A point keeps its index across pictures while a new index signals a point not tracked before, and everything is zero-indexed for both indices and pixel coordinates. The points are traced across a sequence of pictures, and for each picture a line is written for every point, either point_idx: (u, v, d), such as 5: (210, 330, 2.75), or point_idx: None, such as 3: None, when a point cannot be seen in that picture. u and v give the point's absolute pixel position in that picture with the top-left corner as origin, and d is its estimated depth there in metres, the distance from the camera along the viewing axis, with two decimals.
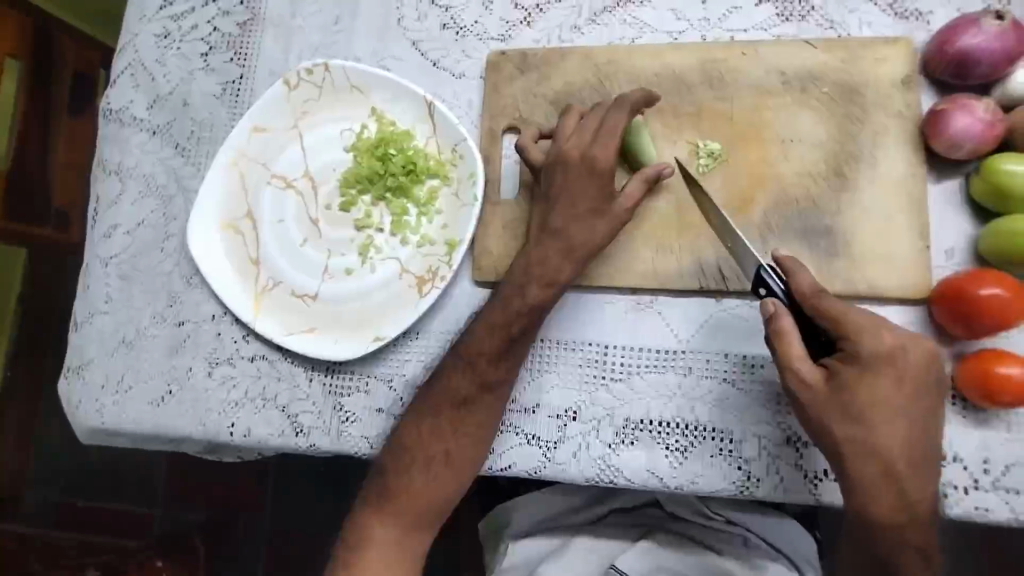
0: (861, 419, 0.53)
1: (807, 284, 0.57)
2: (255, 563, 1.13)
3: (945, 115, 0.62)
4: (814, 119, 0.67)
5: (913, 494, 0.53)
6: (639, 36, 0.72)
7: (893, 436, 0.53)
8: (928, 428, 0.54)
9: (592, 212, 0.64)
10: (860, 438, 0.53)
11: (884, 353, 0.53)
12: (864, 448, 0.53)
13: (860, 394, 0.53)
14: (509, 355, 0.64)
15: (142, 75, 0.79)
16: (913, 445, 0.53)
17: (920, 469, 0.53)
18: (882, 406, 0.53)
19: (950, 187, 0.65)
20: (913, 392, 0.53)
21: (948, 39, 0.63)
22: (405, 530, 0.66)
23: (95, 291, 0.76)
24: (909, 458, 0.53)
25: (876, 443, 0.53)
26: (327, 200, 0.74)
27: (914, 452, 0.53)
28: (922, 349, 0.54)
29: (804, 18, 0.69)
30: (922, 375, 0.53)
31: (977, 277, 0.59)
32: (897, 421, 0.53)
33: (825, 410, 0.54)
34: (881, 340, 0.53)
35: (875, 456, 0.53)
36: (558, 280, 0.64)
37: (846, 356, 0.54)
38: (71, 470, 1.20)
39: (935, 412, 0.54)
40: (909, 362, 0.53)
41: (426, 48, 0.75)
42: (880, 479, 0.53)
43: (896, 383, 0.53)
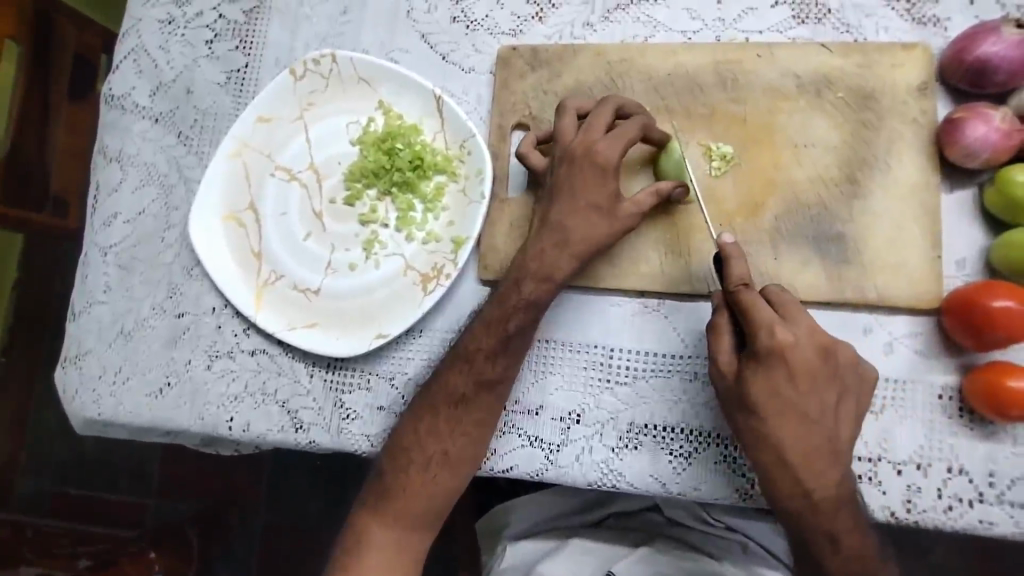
0: (756, 411, 0.56)
1: (738, 275, 0.57)
2: (248, 556, 1.12)
3: (959, 124, 0.61)
4: (828, 124, 0.66)
5: (810, 482, 0.55)
6: (652, 35, 0.71)
7: (786, 429, 0.56)
8: (828, 418, 0.56)
9: (592, 208, 0.63)
10: (758, 428, 0.56)
11: (778, 349, 0.55)
12: (760, 436, 0.56)
13: (757, 387, 0.56)
14: (505, 351, 0.63)
15: (145, 61, 0.78)
16: (806, 435, 0.56)
17: (819, 459, 0.55)
18: (775, 399, 0.55)
19: (964, 197, 0.65)
20: (805, 385, 0.55)
21: (966, 47, 0.62)
22: (404, 533, 0.65)
23: (94, 279, 0.74)
24: (802, 448, 0.55)
25: (770, 433, 0.56)
26: (332, 194, 0.73)
27: (811, 445, 0.55)
28: (816, 343, 0.56)
29: (820, 21, 0.68)
30: (814, 369, 0.55)
31: (989, 289, 0.58)
32: (789, 414, 0.55)
33: (732, 401, 0.58)
34: (775, 336, 0.55)
35: (768, 444, 0.56)
36: (553, 277, 0.63)
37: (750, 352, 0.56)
38: (63, 457, 1.19)
39: (836, 403, 0.56)
40: (801, 356, 0.55)
41: (435, 41, 0.74)
42: (774, 466, 0.56)
43: (787, 377, 0.55)
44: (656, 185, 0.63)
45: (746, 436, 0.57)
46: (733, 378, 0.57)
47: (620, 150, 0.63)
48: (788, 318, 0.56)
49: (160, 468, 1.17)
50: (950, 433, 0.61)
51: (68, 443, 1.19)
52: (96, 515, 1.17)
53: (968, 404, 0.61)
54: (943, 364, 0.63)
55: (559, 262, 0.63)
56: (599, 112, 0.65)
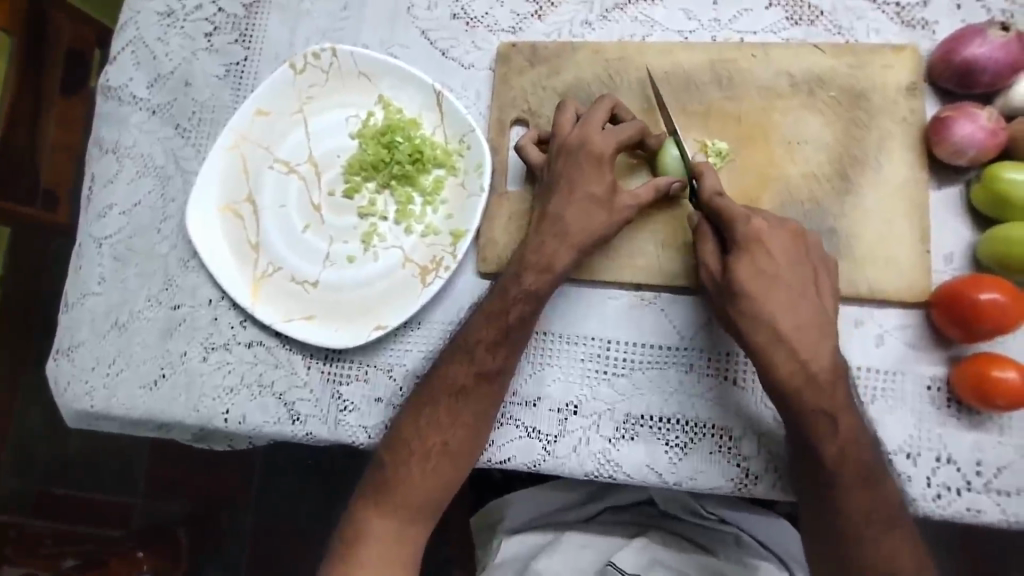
0: (745, 294, 0.59)
1: (711, 184, 0.62)
2: (235, 557, 1.11)
3: (947, 122, 0.63)
4: (821, 122, 0.68)
5: (804, 354, 0.58)
6: (649, 34, 0.72)
7: (775, 303, 0.59)
8: (811, 297, 0.60)
9: (592, 200, 0.64)
10: (749, 311, 0.60)
11: (755, 233, 0.60)
12: (752, 317, 0.59)
13: (744, 270, 0.60)
14: (507, 342, 0.63)
15: (142, 53, 0.78)
16: (794, 311, 0.59)
17: (808, 331, 0.59)
18: (760, 276, 0.59)
19: (952, 194, 0.67)
20: (785, 264, 0.60)
21: (954, 48, 0.64)
22: (404, 524, 0.65)
23: (87, 271, 0.74)
24: (793, 321, 0.59)
25: (764, 310, 0.59)
26: (330, 187, 0.73)
27: (801, 321, 0.59)
28: (786, 228, 0.61)
29: (813, 22, 0.70)
30: (791, 252, 0.61)
31: (974, 281, 0.60)
32: (777, 291, 0.59)
33: (722, 296, 0.61)
34: (752, 224, 0.60)
35: (762, 323, 0.59)
36: (555, 267, 0.64)
37: (731, 245, 0.61)
38: (46, 456, 1.17)
39: (814, 285, 0.61)
40: (775, 238, 0.61)
41: (435, 37, 0.75)
42: (768, 341, 0.59)
43: (767, 256, 0.60)
44: (654, 180, 0.65)
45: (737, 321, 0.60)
46: (720, 271, 0.61)
47: (613, 142, 0.64)
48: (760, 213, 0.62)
49: (145, 467, 1.16)
50: (940, 423, 0.63)
51: (52, 442, 1.17)
52: (80, 514, 1.15)
53: (956, 395, 0.62)
54: (931, 355, 0.64)
55: (558, 253, 0.63)
56: (596, 111, 0.66)
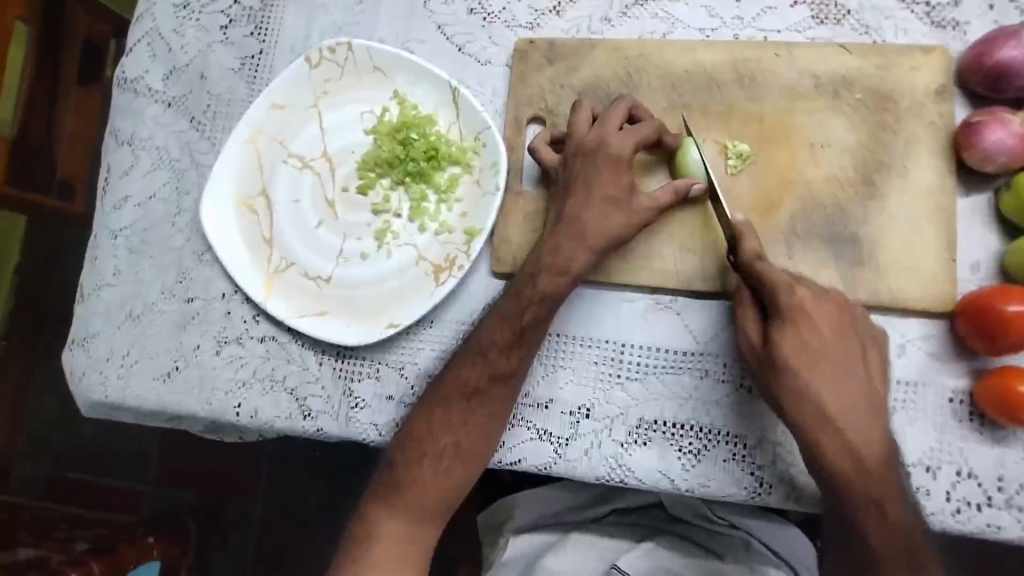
0: (791, 369, 0.58)
1: (752, 246, 0.59)
2: (246, 547, 1.11)
3: (977, 128, 0.61)
4: (846, 125, 0.66)
5: (852, 434, 0.57)
6: (670, 32, 0.71)
7: (822, 379, 0.58)
8: (858, 373, 0.59)
9: (608, 201, 0.62)
10: (793, 385, 0.58)
11: (799, 305, 0.59)
12: (797, 395, 0.58)
13: (789, 344, 0.58)
14: (519, 344, 0.63)
15: (158, 45, 0.77)
16: (839, 388, 0.58)
17: (856, 409, 0.58)
18: (804, 351, 0.58)
19: (979, 201, 0.65)
20: (829, 336, 0.59)
21: (986, 51, 0.62)
22: (414, 523, 0.64)
23: (103, 262, 0.74)
24: (840, 398, 0.58)
25: (809, 387, 0.58)
26: (345, 182, 0.72)
27: (846, 397, 0.58)
28: (831, 299, 0.60)
29: (839, 21, 0.68)
30: (835, 322, 0.60)
31: (1002, 292, 0.58)
32: (820, 366, 0.58)
33: (763, 368, 0.60)
34: (795, 295, 0.59)
35: (807, 398, 0.58)
36: (570, 269, 0.62)
37: (774, 314, 0.60)
38: (62, 442, 1.18)
39: (860, 359, 0.59)
40: (820, 311, 0.60)
41: (452, 33, 0.74)
42: (814, 419, 0.57)
43: (811, 330, 0.59)
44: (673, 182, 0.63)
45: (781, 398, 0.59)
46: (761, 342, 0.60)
47: (631, 142, 0.64)
48: (801, 280, 0.61)
49: (159, 455, 1.17)
50: (961, 436, 0.61)
51: (69, 428, 1.18)
52: (95, 500, 1.16)
53: (979, 408, 0.61)
54: (952, 366, 0.63)
55: (574, 255, 0.62)
56: (617, 109, 0.65)
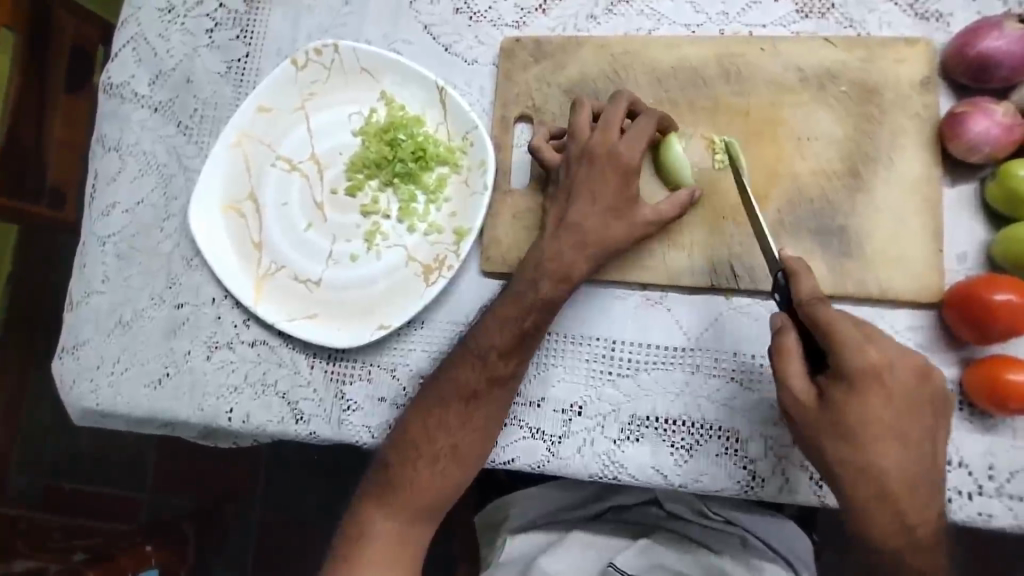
0: (857, 438, 0.54)
1: (807, 290, 0.57)
2: (243, 552, 1.11)
3: (961, 119, 0.61)
4: (832, 118, 0.66)
5: (912, 518, 0.55)
6: (656, 28, 0.71)
7: (890, 457, 0.54)
8: (925, 445, 0.55)
9: (607, 204, 0.63)
10: (855, 459, 0.55)
11: (873, 371, 0.54)
12: (860, 469, 0.55)
13: (854, 414, 0.54)
14: (521, 349, 0.63)
15: (143, 50, 0.77)
16: (907, 460, 0.55)
17: (918, 487, 0.55)
18: (875, 422, 0.54)
19: (965, 191, 0.65)
20: (903, 408, 0.54)
21: (970, 41, 0.62)
22: (408, 523, 0.65)
23: (91, 269, 0.74)
24: (905, 480, 0.55)
25: (873, 463, 0.54)
26: (333, 185, 0.72)
27: (910, 475, 0.55)
28: (909, 363, 0.55)
29: (823, 15, 0.69)
30: (910, 389, 0.55)
31: (989, 282, 0.58)
32: (889, 439, 0.54)
33: (816, 429, 0.56)
34: (868, 357, 0.54)
35: (869, 472, 0.55)
36: (573, 276, 0.63)
37: (838, 375, 0.55)
38: (57, 451, 1.18)
39: (927, 428, 0.56)
40: (895, 377, 0.55)
41: (438, 33, 0.74)
42: (874, 499, 0.55)
43: (885, 400, 0.54)
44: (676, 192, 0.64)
45: (837, 468, 0.55)
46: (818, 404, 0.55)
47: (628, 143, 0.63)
48: (873, 338, 0.56)
49: (154, 462, 1.16)
50: (952, 426, 0.62)
51: (63, 436, 1.18)
52: (90, 508, 1.16)
53: (969, 398, 0.61)
54: (941, 356, 0.63)
55: (576, 261, 0.62)
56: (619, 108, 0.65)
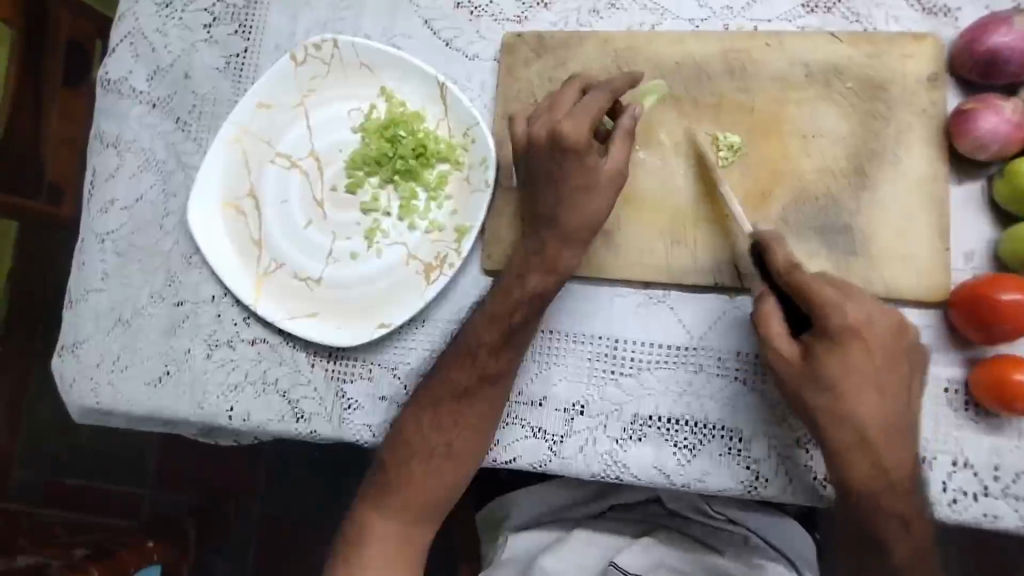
0: (836, 387, 0.55)
1: (783, 260, 0.58)
2: (247, 547, 1.12)
3: (970, 116, 0.60)
4: (837, 114, 0.66)
5: (890, 464, 0.55)
6: (659, 23, 0.70)
7: (869, 406, 0.55)
8: (904, 399, 0.56)
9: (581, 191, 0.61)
10: (835, 410, 0.55)
11: (853, 325, 0.55)
12: (839, 417, 0.55)
13: (834, 365, 0.55)
14: (508, 346, 0.62)
15: (141, 45, 0.76)
16: (887, 411, 0.55)
17: (897, 438, 0.55)
18: (854, 375, 0.55)
19: (972, 189, 0.64)
20: (882, 362, 0.55)
21: (978, 37, 0.61)
22: (408, 523, 0.64)
23: (90, 267, 0.73)
24: (884, 430, 0.55)
25: (852, 413, 0.55)
26: (333, 182, 0.71)
27: (890, 425, 0.55)
28: (890, 319, 0.56)
29: (829, 9, 0.68)
30: (890, 346, 0.56)
31: (995, 281, 0.58)
32: (867, 390, 0.55)
33: (798, 380, 0.56)
34: (848, 313, 0.55)
35: (849, 422, 0.55)
36: (557, 266, 0.62)
37: (820, 330, 0.56)
38: (59, 446, 1.18)
39: (907, 384, 0.56)
40: (876, 334, 0.55)
41: (439, 27, 0.73)
42: (855, 448, 0.55)
43: (864, 353, 0.55)
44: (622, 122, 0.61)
45: (818, 418, 0.56)
46: (800, 356, 0.57)
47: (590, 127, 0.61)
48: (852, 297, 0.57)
49: (156, 457, 1.16)
50: (957, 426, 0.61)
51: (65, 432, 1.18)
52: (92, 504, 1.16)
53: (975, 398, 0.60)
54: (947, 357, 0.62)
55: (560, 254, 0.62)
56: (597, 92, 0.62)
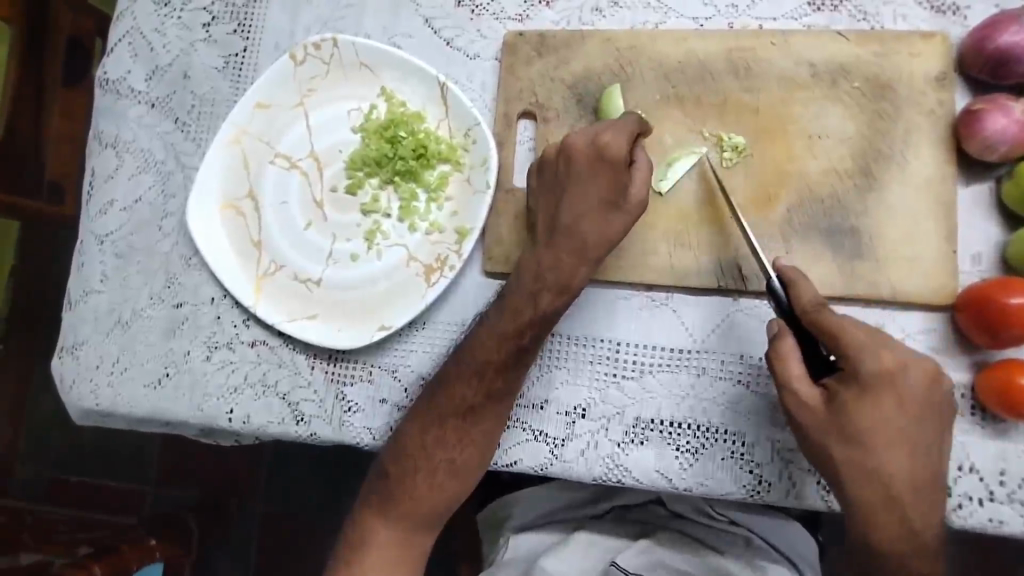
0: (863, 440, 0.54)
1: (809, 297, 0.57)
2: (248, 546, 1.12)
3: (979, 116, 0.59)
4: (843, 114, 0.65)
5: (916, 520, 0.54)
6: (663, 21, 0.69)
7: (896, 461, 0.53)
8: (932, 451, 0.54)
9: (606, 206, 0.61)
10: (863, 461, 0.54)
11: (884, 374, 0.53)
12: (864, 471, 0.54)
13: (862, 417, 0.53)
14: (518, 364, 0.61)
15: (140, 45, 0.76)
16: (914, 465, 0.54)
17: (923, 492, 0.54)
18: (886, 427, 0.53)
19: (980, 190, 0.63)
20: (914, 413, 0.54)
21: (987, 36, 0.60)
22: (408, 531, 0.64)
23: (90, 268, 0.73)
24: (910, 484, 0.54)
25: (878, 466, 0.54)
26: (333, 182, 0.71)
27: (916, 478, 0.54)
28: (925, 368, 0.54)
29: (835, 7, 0.67)
30: (922, 396, 0.54)
31: (1002, 285, 0.57)
32: (897, 443, 0.53)
33: (825, 431, 0.55)
34: (880, 361, 0.53)
35: (876, 475, 0.54)
36: (570, 284, 0.61)
37: (849, 378, 0.54)
38: (62, 443, 1.18)
39: (937, 435, 0.55)
40: (908, 384, 0.53)
41: (439, 26, 0.72)
42: (881, 502, 0.54)
43: (896, 403, 0.53)
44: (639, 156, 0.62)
45: (842, 469, 0.55)
46: (829, 405, 0.55)
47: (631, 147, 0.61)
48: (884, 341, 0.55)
49: (158, 454, 1.17)
50: (963, 431, 0.60)
51: (67, 429, 1.18)
52: (94, 501, 1.16)
53: (981, 402, 0.59)
54: (954, 360, 0.61)
55: (580, 271, 0.61)
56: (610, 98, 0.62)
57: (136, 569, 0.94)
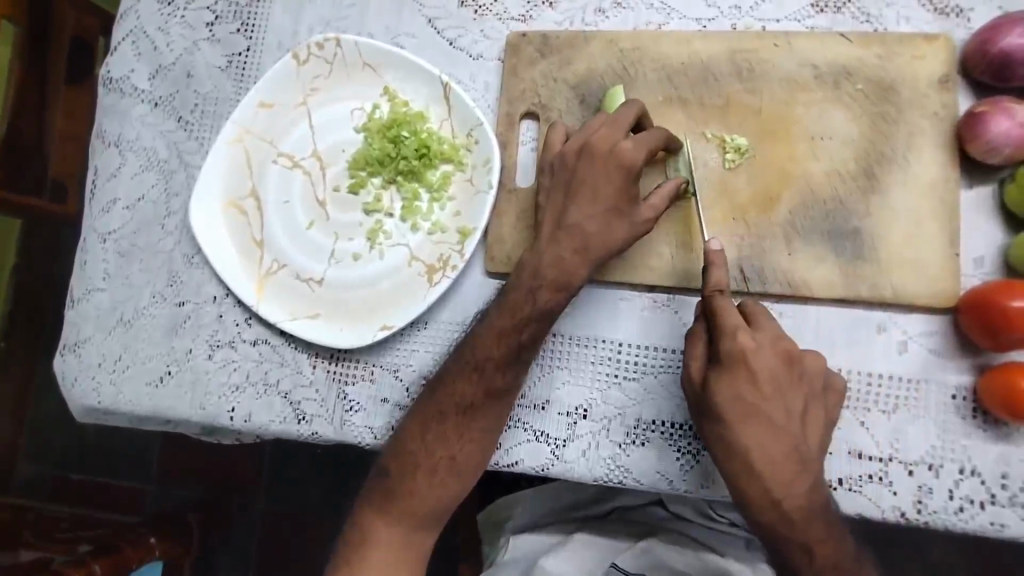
0: (722, 417, 0.55)
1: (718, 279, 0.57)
2: (248, 545, 1.12)
3: (982, 118, 0.59)
4: (846, 116, 0.65)
5: (778, 493, 0.55)
6: (667, 22, 0.69)
7: (754, 437, 0.55)
8: (795, 429, 0.55)
9: (614, 212, 0.61)
10: (725, 435, 0.56)
11: (740, 353, 0.55)
12: (726, 446, 0.56)
13: (723, 395, 0.55)
14: (517, 362, 0.62)
15: (144, 44, 0.76)
16: (772, 441, 0.55)
17: (786, 468, 0.55)
18: (741, 404, 0.55)
19: (983, 193, 0.63)
20: (770, 390, 0.55)
21: (990, 38, 0.60)
22: (409, 531, 0.64)
23: (93, 265, 0.73)
24: (770, 459, 0.55)
25: (737, 443, 0.55)
26: (335, 182, 0.71)
27: (777, 454, 0.55)
28: (779, 348, 0.55)
29: (839, 9, 0.67)
30: (778, 375, 0.55)
31: (1006, 288, 0.57)
32: (754, 420, 0.55)
33: (700, 409, 0.57)
34: (736, 341, 0.55)
35: (735, 451, 0.55)
36: (564, 281, 0.61)
37: (716, 358, 0.56)
38: (64, 443, 1.18)
39: (800, 413, 0.55)
40: (762, 362, 0.55)
41: (442, 26, 0.72)
42: (744, 475, 0.55)
43: (751, 383, 0.55)
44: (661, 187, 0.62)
45: (716, 445, 0.56)
46: (702, 384, 0.57)
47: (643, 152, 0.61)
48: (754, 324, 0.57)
49: (160, 453, 1.17)
50: (965, 434, 0.60)
51: (70, 428, 1.18)
52: (95, 500, 1.17)
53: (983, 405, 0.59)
54: (957, 363, 0.61)
55: (578, 270, 0.61)
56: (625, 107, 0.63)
57: (137, 567, 0.94)
